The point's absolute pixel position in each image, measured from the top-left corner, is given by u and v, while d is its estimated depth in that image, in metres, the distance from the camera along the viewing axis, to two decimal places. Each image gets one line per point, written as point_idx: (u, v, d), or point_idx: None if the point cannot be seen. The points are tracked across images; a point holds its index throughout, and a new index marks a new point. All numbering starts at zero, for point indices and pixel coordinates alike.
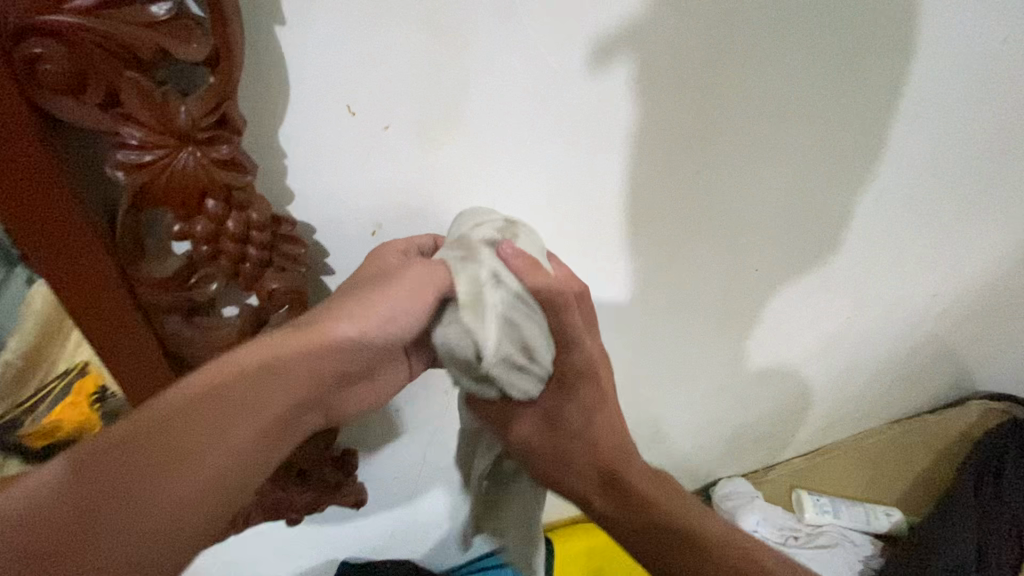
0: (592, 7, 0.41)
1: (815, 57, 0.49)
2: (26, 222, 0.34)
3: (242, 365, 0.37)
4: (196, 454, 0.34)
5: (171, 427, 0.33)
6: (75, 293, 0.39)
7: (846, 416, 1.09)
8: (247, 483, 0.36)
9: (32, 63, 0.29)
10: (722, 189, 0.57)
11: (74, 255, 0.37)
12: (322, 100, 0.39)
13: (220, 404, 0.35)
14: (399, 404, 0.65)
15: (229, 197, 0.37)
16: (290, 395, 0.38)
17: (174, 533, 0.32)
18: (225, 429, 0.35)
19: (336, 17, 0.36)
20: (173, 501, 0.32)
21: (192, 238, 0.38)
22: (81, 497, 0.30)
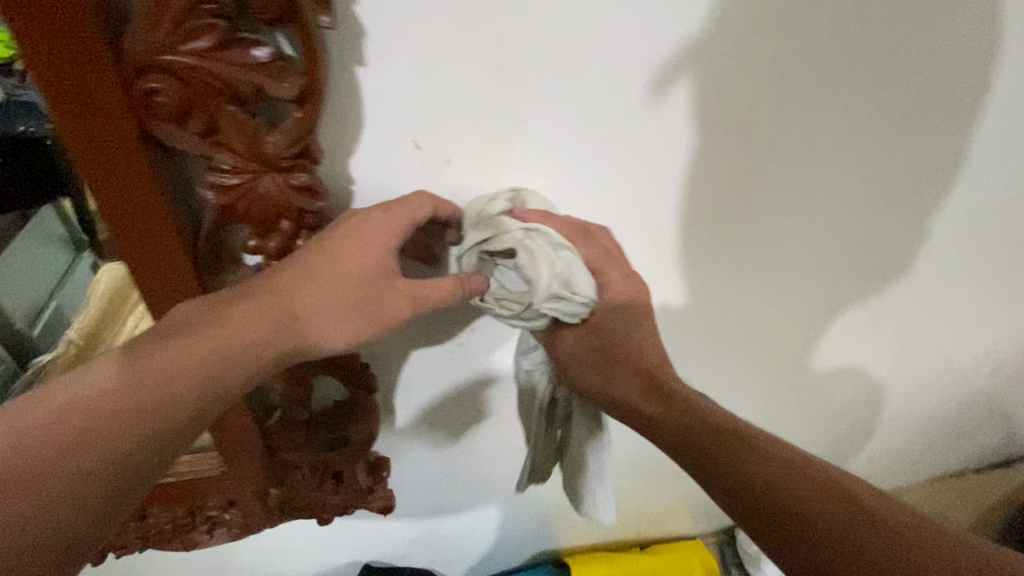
0: (651, 57, 0.42)
1: (874, 112, 0.49)
2: (125, 230, 0.38)
3: (248, 313, 0.40)
4: (190, 380, 0.38)
5: (170, 362, 0.37)
6: (161, 295, 0.43)
7: (887, 469, 1.05)
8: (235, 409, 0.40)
9: (148, 96, 0.33)
10: (772, 238, 0.57)
11: (161, 261, 0.40)
12: (391, 134, 0.42)
13: (219, 342, 0.39)
14: (433, 419, 0.67)
15: (302, 220, 0.40)
16: (287, 338, 0.42)
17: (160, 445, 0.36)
18: (219, 364, 0.39)
19: (411, 61, 0.39)
20: (162, 421, 0.36)
21: (265, 253, 0.42)
22: (94, 413, 0.35)
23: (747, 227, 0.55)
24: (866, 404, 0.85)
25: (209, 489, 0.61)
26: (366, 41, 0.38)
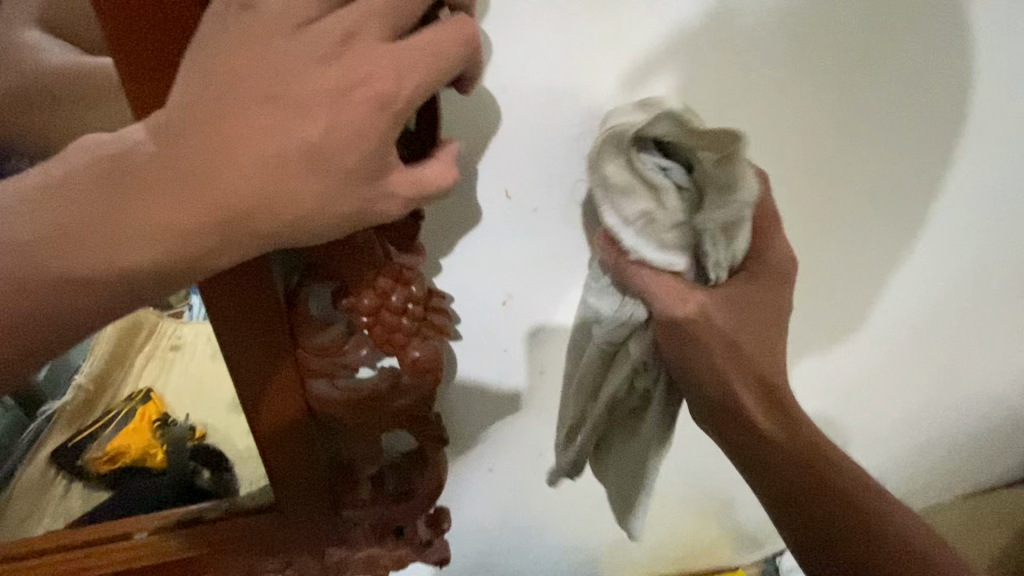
0: (713, 93, 0.44)
1: (914, 138, 0.52)
2: (226, 287, 0.40)
3: (237, 109, 0.28)
4: (156, 197, 0.28)
5: (140, 181, 0.28)
6: (254, 352, 0.43)
7: (924, 493, 1.03)
8: (209, 248, 0.29)
9: None
10: (816, 257, 0.60)
11: (256, 318, 0.41)
12: (487, 185, 0.46)
13: (197, 158, 0.28)
14: (493, 462, 0.65)
15: (398, 275, 0.40)
16: (278, 200, 0.28)
17: (127, 274, 0.29)
18: (190, 191, 0.28)
19: (506, 116, 0.43)
20: (125, 249, 0.28)
21: (357, 310, 0.41)
22: (44, 300, 0.28)
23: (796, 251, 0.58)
24: (904, 419, 0.85)
25: (265, 548, 0.58)
26: (469, 102, 0.41)
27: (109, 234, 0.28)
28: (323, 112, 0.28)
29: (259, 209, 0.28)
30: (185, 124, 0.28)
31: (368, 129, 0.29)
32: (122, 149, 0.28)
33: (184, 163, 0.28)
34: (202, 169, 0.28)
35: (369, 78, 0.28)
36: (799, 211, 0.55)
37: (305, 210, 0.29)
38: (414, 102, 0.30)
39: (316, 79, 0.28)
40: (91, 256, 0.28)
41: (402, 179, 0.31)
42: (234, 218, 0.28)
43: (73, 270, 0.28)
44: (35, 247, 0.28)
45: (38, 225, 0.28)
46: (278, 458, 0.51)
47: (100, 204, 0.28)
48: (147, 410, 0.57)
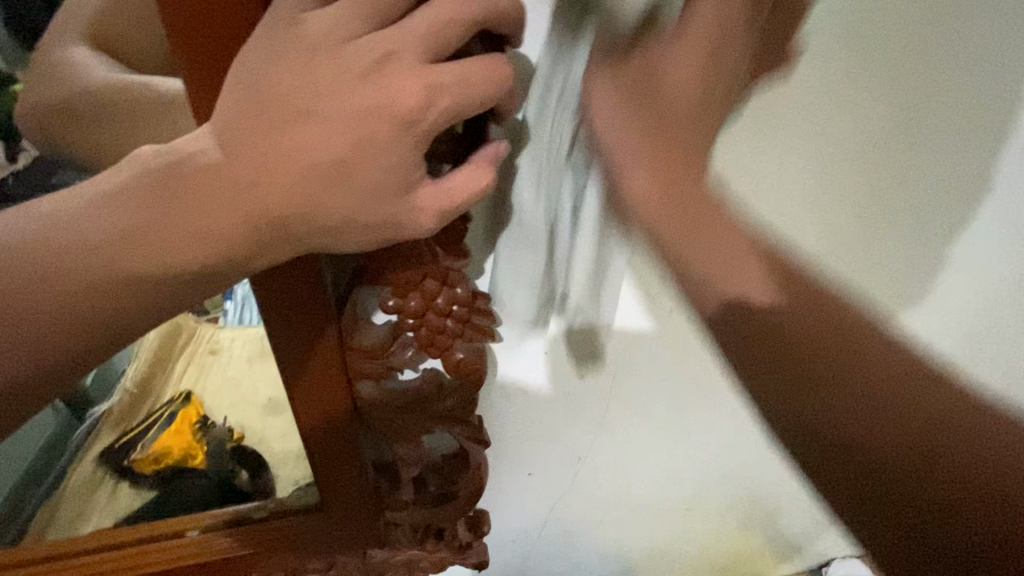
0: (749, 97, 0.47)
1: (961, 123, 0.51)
2: (284, 290, 0.41)
3: (284, 117, 0.27)
4: (193, 204, 0.28)
5: (178, 187, 0.28)
6: (302, 353, 0.44)
7: None
8: (247, 251, 0.29)
9: None
10: (870, 256, 0.60)
11: (306, 319, 0.42)
12: None
13: (233, 166, 0.28)
14: (533, 467, 0.66)
15: (445, 277, 0.40)
16: (319, 204, 0.28)
17: (167, 277, 0.29)
18: (227, 195, 0.28)
19: None
20: (162, 252, 0.29)
21: (404, 312, 0.41)
22: (88, 304, 0.30)
23: (844, 250, 0.59)
24: None
25: (307, 549, 0.58)
26: None
27: (164, 242, 0.29)
28: (362, 130, 0.27)
29: (298, 221, 0.29)
30: (234, 136, 0.28)
31: (405, 148, 0.28)
32: (176, 159, 0.29)
33: (230, 171, 0.28)
34: (245, 179, 0.28)
35: (405, 96, 0.27)
36: (850, 208, 0.56)
37: (344, 225, 0.29)
38: (454, 120, 0.28)
39: (358, 96, 0.27)
40: (148, 265, 0.29)
41: (428, 197, 0.29)
42: (275, 229, 0.29)
43: (134, 277, 0.29)
44: (99, 254, 0.29)
45: (106, 234, 0.29)
46: (323, 457, 0.51)
47: (156, 211, 0.28)
48: (187, 413, 0.57)
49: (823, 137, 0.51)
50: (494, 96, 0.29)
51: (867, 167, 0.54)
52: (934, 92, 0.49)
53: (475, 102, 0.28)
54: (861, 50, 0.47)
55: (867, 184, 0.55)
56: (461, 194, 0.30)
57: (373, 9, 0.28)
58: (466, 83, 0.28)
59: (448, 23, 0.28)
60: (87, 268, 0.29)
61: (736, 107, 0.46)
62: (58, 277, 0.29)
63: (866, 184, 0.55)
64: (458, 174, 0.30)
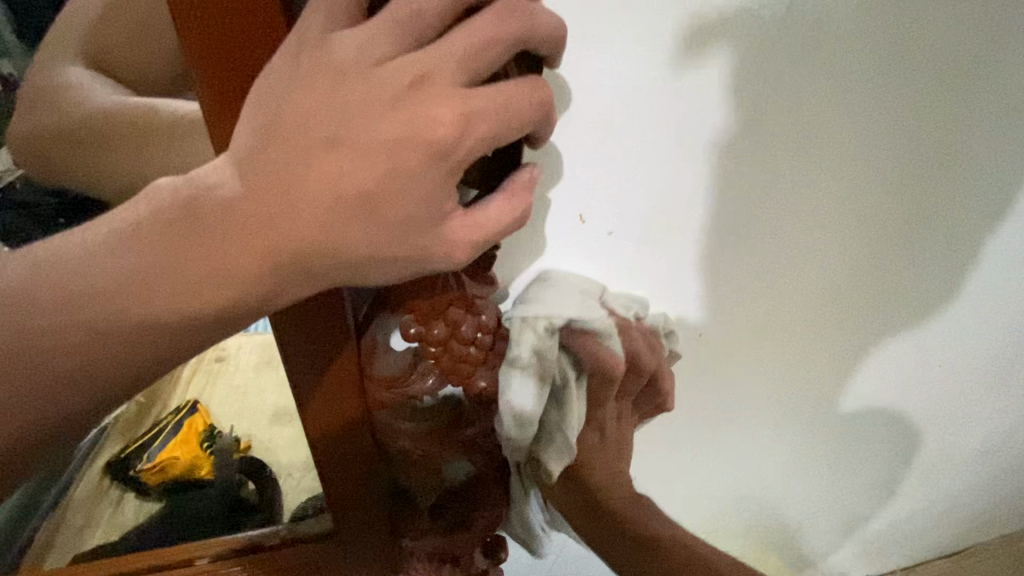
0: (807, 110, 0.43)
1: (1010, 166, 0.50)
2: (300, 326, 0.39)
3: (309, 151, 0.26)
4: (210, 244, 0.27)
5: (193, 228, 0.27)
6: (316, 383, 0.42)
7: (999, 521, 0.96)
8: (268, 291, 0.28)
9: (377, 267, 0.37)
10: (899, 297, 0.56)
11: (323, 352, 0.40)
12: (562, 213, 0.43)
13: (254, 205, 0.26)
14: (549, 495, 0.63)
15: (470, 304, 0.39)
16: (346, 241, 0.27)
17: (182, 322, 0.28)
18: (247, 235, 0.27)
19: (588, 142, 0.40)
20: (179, 296, 0.27)
21: (427, 340, 0.39)
22: (101, 349, 0.28)
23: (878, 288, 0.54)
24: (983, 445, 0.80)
25: None
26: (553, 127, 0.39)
27: (181, 279, 0.27)
28: (394, 161, 0.26)
29: (324, 256, 0.27)
30: (259, 167, 0.26)
31: (438, 179, 0.26)
32: (194, 193, 0.27)
33: (255, 205, 0.26)
34: (270, 214, 0.26)
35: (438, 127, 0.26)
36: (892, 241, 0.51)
37: (373, 259, 0.27)
38: (489, 146, 0.27)
39: (389, 123, 0.26)
40: (164, 304, 0.27)
41: (462, 228, 0.28)
42: (299, 265, 0.27)
43: (149, 317, 0.27)
44: (112, 294, 0.27)
45: (119, 272, 0.27)
46: (337, 481, 0.49)
47: (173, 247, 0.27)
48: (194, 424, 0.60)
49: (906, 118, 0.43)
50: (531, 121, 0.27)
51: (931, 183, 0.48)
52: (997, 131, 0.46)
53: (512, 127, 0.27)
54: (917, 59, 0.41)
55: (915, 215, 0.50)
56: (497, 225, 0.28)
57: (405, 32, 0.26)
58: (503, 108, 0.26)
59: (485, 44, 0.26)
60: (99, 309, 0.27)
61: (779, 131, 0.42)
62: (68, 320, 0.27)
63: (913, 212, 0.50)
64: (493, 205, 0.28)
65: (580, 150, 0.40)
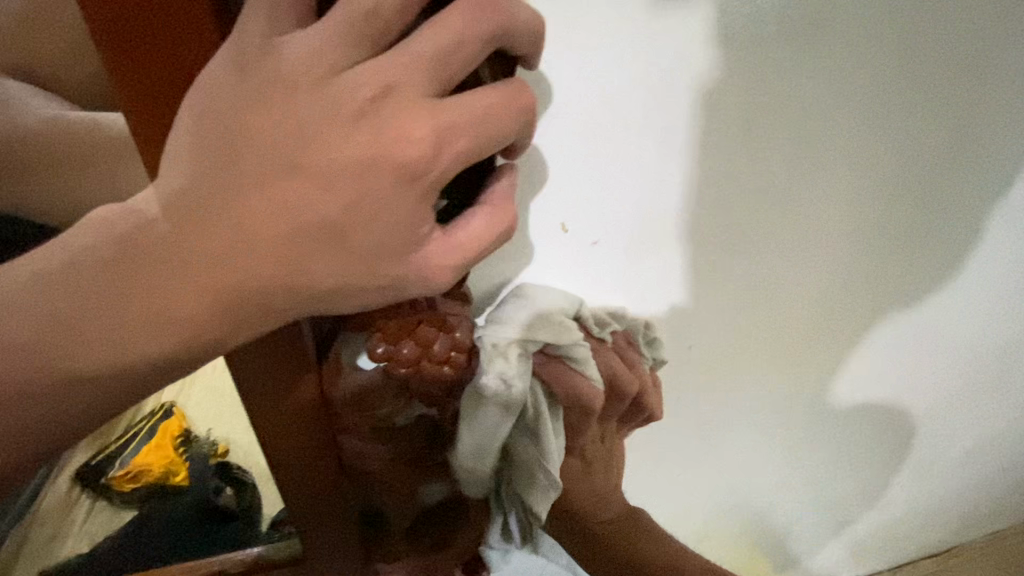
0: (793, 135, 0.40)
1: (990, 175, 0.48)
2: (258, 353, 0.36)
3: (253, 171, 0.22)
4: (142, 283, 0.23)
5: (121, 265, 0.23)
6: (280, 410, 0.39)
7: (989, 515, 0.96)
8: (217, 333, 0.24)
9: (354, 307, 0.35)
10: (888, 300, 0.55)
11: (285, 378, 0.38)
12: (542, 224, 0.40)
13: (189, 236, 0.23)
14: None
15: (443, 323, 0.36)
16: (304, 273, 0.23)
17: (120, 371, 0.24)
18: (183, 270, 0.23)
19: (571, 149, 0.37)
20: (112, 344, 0.24)
21: (396, 360, 0.36)
22: (26, 403, 0.24)
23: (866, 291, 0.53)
24: (972, 445, 0.80)
25: None
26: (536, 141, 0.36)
27: (116, 326, 0.23)
28: (357, 184, 0.22)
29: (281, 292, 0.23)
30: (197, 193, 0.22)
31: (410, 203, 0.23)
32: (125, 222, 0.23)
33: (195, 238, 0.23)
34: (214, 247, 0.23)
35: (405, 142, 0.22)
36: (878, 246, 0.49)
37: (340, 293, 0.24)
38: (465, 163, 0.23)
39: (349, 140, 0.22)
40: (99, 354, 0.24)
41: (440, 252, 0.24)
42: (253, 303, 0.23)
43: (83, 370, 0.24)
44: (38, 345, 0.24)
45: (44, 322, 0.23)
46: (305, 507, 0.46)
47: (103, 290, 0.23)
48: (168, 427, 0.63)
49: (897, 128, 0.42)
50: (513, 132, 0.24)
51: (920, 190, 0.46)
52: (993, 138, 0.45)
53: (491, 141, 0.23)
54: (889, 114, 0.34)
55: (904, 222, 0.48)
56: (480, 244, 0.25)
57: (361, 31, 0.22)
58: (481, 118, 0.23)
59: (456, 47, 0.23)
60: (23, 364, 0.24)
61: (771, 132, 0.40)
62: None
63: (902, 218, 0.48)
64: (470, 222, 0.25)
65: (565, 155, 0.37)
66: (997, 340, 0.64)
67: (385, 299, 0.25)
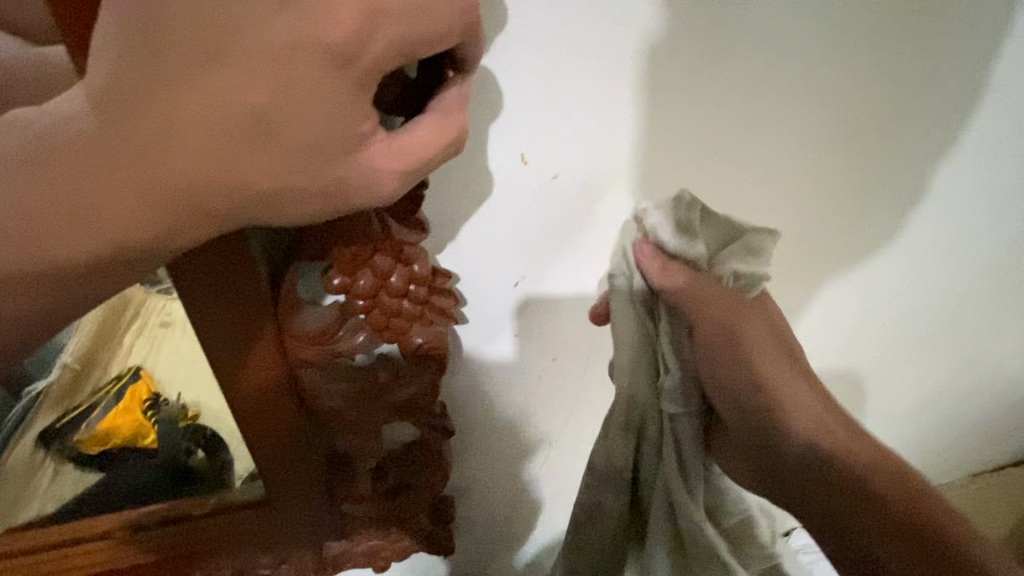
0: (758, 70, 0.40)
1: (947, 122, 0.48)
2: (204, 285, 0.34)
3: (172, 56, 0.21)
4: (67, 182, 0.22)
5: (42, 163, 0.22)
6: (233, 346, 0.38)
7: (933, 470, 1.00)
8: (153, 237, 0.23)
9: (306, 235, 0.34)
10: (842, 250, 0.56)
11: (236, 313, 0.36)
12: (502, 153, 0.39)
13: (113, 130, 0.21)
14: (499, 453, 0.60)
15: (399, 254, 0.35)
16: (238, 173, 0.22)
17: (54, 278, 0.23)
18: (110, 169, 0.22)
19: (529, 72, 0.36)
20: (38, 249, 0.22)
21: (353, 292, 0.36)
22: None
23: (822, 238, 0.54)
24: (920, 401, 0.84)
25: (260, 542, 0.54)
26: (492, 59, 0.35)
27: (39, 230, 0.22)
28: (287, 74, 0.21)
29: (218, 193, 0.23)
30: (121, 87, 0.21)
31: (345, 96, 0.22)
32: (48, 118, 0.22)
33: (122, 135, 0.21)
34: (144, 144, 0.22)
35: (336, 26, 0.21)
36: (839, 191, 0.51)
37: (279, 195, 0.23)
38: (403, 56, 0.22)
39: (277, 24, 0.21)
40: (16, 262, 0.22)
41: (383, 155, 0.24)
42: (188, 206, 0.23)
43: (3, 280, 0.23)
44: None
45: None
46: (263, 447, 0.45)
47: (24, 191, 0.22)
48: (136, 391, 0.47)
49: (857, 70, 0.42)
50: (454, 29, 0.23)
51: (881, 128, 0.47)
52: (949, 79, 0.45)
53: (430, 35, 0.23)
54: (823, 87, 0.43)
55: (865, 165, 0.49)
56: (427, 150, 0.24)
57: None
58: (419, 8, 0.22)
59: None
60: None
61: (732, 66, 0.40)
62: None
63: (859, 164, 0.49)
64: (417, 127, 0.25)
65: (523, 83, 0.37)
66: (946, 294, 0.67)
67: (327, 204, 0.24)
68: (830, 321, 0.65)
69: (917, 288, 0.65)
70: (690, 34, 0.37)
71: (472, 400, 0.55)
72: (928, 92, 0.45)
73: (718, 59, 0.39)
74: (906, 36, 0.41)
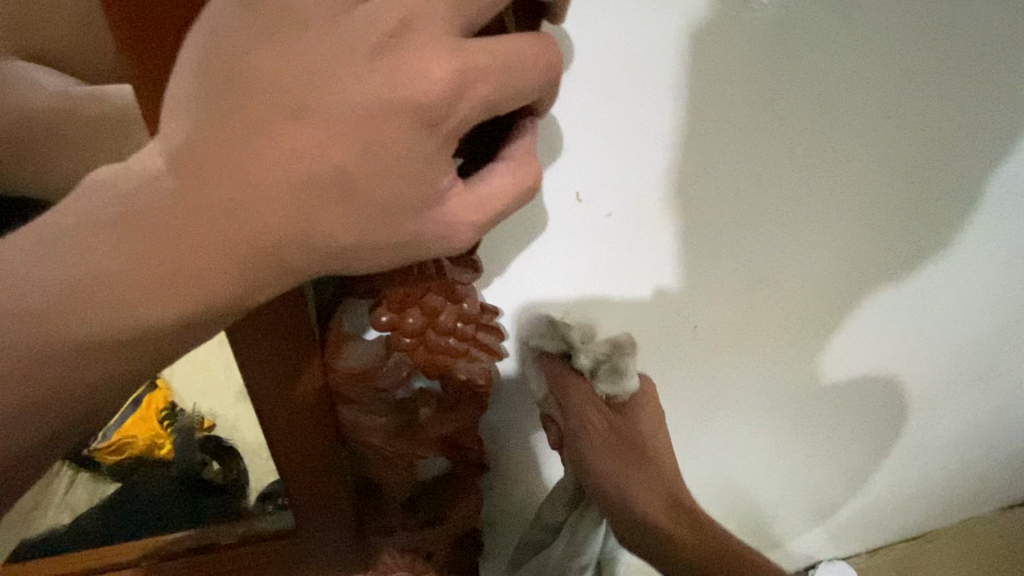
0: (811, 107, 0.40)
1: (993, 157, 0.48)
2: (254, 327, 0.34)
3: (255, 120, 0.20)
4: (148, 246, 0.21)
5: (123, 226, 0.21)
6: (277, 386, 0.37)
7: (965, 504, 0.98)
8: (234, 293, 0.23)
9: (357, 279, 0.34)
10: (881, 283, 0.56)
11: (282, 354, 0.36)
12: (554, 191, 0.39)
13: (197, 191, 0.21)
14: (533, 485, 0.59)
15: (450, 292, 0.35)
16: (321, 229, 0.22)
17: (134, 334, 0.23)
18: (189, 232, 0.21)
19: (586, 113, 0.36)
20: (120, 309, 0.22)
21: (400, 330, 0.35)
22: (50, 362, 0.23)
23: (862, 271, 0.54)
24: (952, 434, 0.81)
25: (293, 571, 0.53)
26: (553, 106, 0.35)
27: (123, 291, 0.22)
28: (371, 133, 0.21)
29: (301, 249, 0.22)
30: (210, 148, 0.21)
31: (431, 152, 0.21)
32: (129, 178, 0.22)
33: (207, 198, 0.21)
34: (222, 205, 0.21)
35: (428, 84, 0.20)
36: (880, 224, 0.50)
37: (358, 251, 0.23)
38: (487, 112, 0.22)
39: (365, 83, 0.20)
40: (103, 315, 0.22)
41: (464, 208, 0.23)
42: (272, 264, 0.22)
43: (77, 336, 0.22)
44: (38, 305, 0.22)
45: (36, 287, 0.22)
46: (298, 482, 0.45)
47: (102, 251, 0.22)
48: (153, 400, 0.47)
49: (904, 114, 0.42)
50: (538, 80, 0.23)
51: (927, 163, 0.46)
52: (997, 116, 0.45)
53: (513, 91, 0.22)
54: (873, 124, 0.42)
55: (908, 203, 0.49)
56: (506, 199, 0.24)
57: None
58: (506, 66, 0.22)
59: None
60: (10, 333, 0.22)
61: (787, 101, 0.39)
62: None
63: (903, 199, 0.48)
64: (496, 177, 0.24)
65: (579, 125, 0.37)
66: (983, 326, 0.66)
67: (411, 256, 0.23)
68: (865, 353, 0.64)
69: (955, 319, 0.64)
70: (747, 74, 0.37)
71: (504, 434, 0.54)
72: (972, 132, 0.45)
73: (770, 98, 0.39)
74: (960, 72, 0.41)
